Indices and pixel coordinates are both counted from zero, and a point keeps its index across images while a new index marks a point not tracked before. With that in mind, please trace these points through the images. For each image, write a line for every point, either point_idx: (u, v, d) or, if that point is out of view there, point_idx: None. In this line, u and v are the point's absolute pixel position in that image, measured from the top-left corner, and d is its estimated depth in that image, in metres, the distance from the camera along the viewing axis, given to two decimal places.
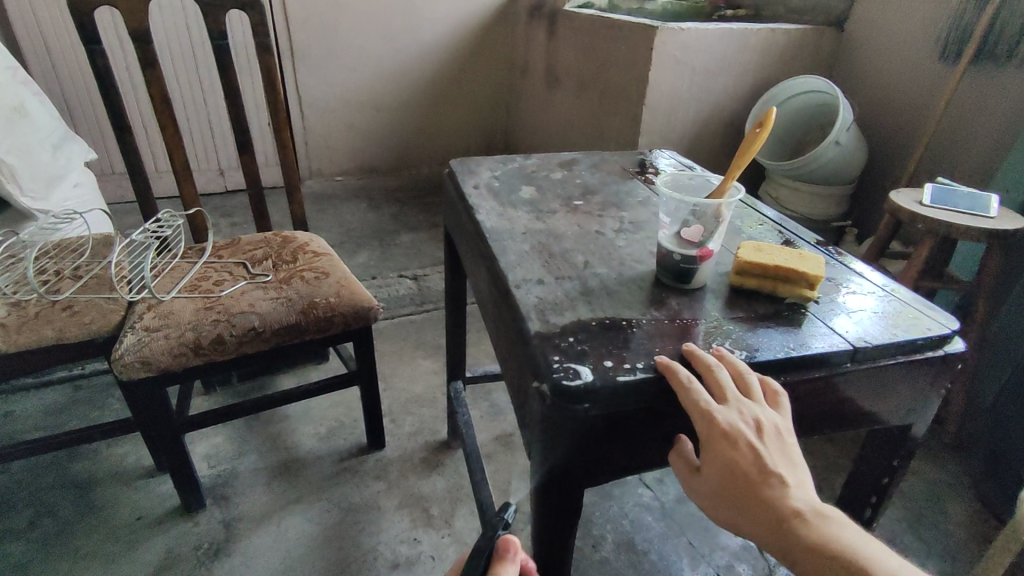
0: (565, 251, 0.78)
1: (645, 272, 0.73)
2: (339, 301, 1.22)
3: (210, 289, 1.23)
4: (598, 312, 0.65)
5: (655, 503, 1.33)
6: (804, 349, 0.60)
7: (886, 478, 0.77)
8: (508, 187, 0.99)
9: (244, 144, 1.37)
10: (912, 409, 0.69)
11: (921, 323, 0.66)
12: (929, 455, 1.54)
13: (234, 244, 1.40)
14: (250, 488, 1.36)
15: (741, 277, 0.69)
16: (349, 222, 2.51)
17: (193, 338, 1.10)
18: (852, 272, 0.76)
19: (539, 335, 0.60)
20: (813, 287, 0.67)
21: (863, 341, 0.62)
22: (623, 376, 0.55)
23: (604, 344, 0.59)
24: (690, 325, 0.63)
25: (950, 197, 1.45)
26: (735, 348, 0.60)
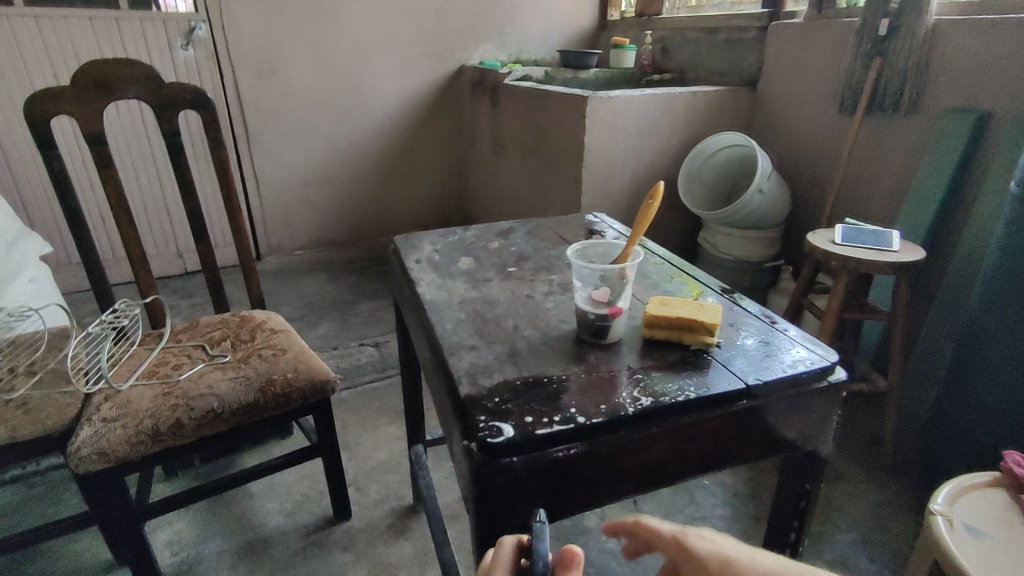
0: (497, 316, 0.86)
1: (568, 331, 0.81)
2: (296, 375, 1.27)
3: (168, 374, 1.26)
4: (523, 371, 0.72)
5: (618, 549, 1.37)
6: (704, 390, 0.68)
7: (803, 501, 0.83)
8: (448, 259, 1.07)
9: (199, 231, 1.43)
10: (812, 436, 0.77)
11: (807, 359, 0.75)
12: (874, 476, 1.63)
13: (192, 327, 1.44)
14: (214, 573, 1.34)
15: (650, 330, 0.77)
16: (310, 294, 2.56)
17: (151, 426, 1.12)
18: (752, 317, 0.85)
19: (468, 398, 0.67)
20: (712, 334, 0.75)
21: (755, 380, 0.70)
22: (541, 429, 0.62)
23: (526, 401, 0.66)
24: (605, 377, 0.71)
25: (858, 236, 1.60)
26: (643, 394, 0.68)
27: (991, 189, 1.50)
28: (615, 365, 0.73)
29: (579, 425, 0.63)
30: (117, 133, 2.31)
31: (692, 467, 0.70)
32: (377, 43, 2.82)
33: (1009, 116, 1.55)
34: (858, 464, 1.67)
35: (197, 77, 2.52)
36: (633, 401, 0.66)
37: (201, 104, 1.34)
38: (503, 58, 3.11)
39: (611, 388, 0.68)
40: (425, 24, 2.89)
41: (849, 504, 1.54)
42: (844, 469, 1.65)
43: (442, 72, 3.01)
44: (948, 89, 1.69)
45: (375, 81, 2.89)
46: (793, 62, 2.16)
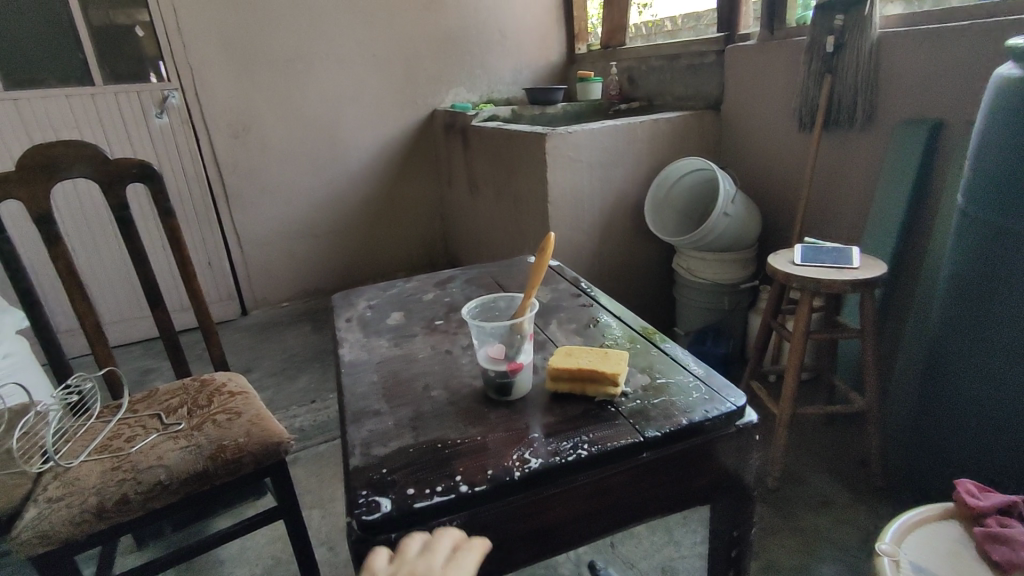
0: (411, 376, 0.85)
1: (478, 388, 0.80)
2: (248, 439, 1.26)
3: (121, 447, 1.26)
4: (420, 437, 0.71)
5: None
6: (599, 447, 0.66)
7: (735, 551, 0.79)
8: (379, 315, 1.07)
9: (155, 299, 1.45)
10: (730, 482, 0.74)
11: (714, 403, 0.73)
12: (861, 502, 1.56)
13: (151, 395, 1.45)
14: None
15: (555, 382, 0.76)
16: (293, 346, 2.57)
17: (96, 503, 1.12)
18: (670, 361, 0.84)
19: (356, 470, 0.66)
20: (616, 383, 0.74)
21: (654, 431, 0.68)
22: (420, 501, 0.60)
23: (414, 471, 0.65)
24: (501, 437, 0.69)
25: (819, 255, 1.58)
26: (534, 455, 0.66)
27: (944, 216, 1.55)
28: (516, 422, 0.72)
29: (462, 494, 0.61)
30: (67, 213, 2.33)
31: (595, 525, 0.68)
32: (348, 95, 2.89)
33: (962, 123, 1.52)
34: (845, 489, 1.61)
35: (173, 143, 2.59)
36: (523, 463, 0.64)
37: (148, 176, 1.37)
38: (475, 99, 3.16)
39: (503, 451, 0.67)
40: (395, 73, 2.95)
41: (835, 533, 1.48)
42: (829, 495, 1.60)
43: (415, 117, 3.07)
44: (900, 101, 1.67)
45: (349, 132, 2.94)
46: (751, 83, 2.16)
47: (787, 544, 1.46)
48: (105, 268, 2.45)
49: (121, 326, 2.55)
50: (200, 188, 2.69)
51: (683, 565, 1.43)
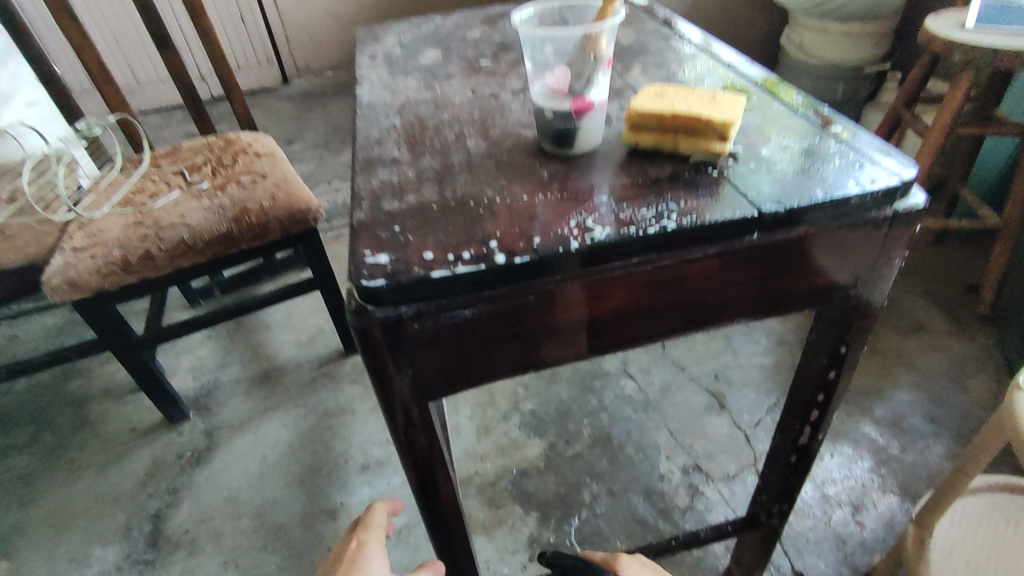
0: (441, 124, 0.65)
1: (530, 140, 0.59)
2: (274, 205, 1.13)
3: (144, 201, 1.15)
4: (447, 191, 0.53)
5: (638, 395, 1.31)
6: (695, 220, 0.47)
7: (833, 372, 0.63)
8: (410, 53, 0.83)
9: (160, 37, 1.24)
10: (860, 282, 0.54)
11: (866, 172, 0.50)
12: (956, 328, 1.38)
13: (174, 150, 1.29)
14: (230, 398, 1.40)
15: (635, 133, 0.55)
16: (337, 119, 2.37)
17: (120, 257, 1.05)
18: (801, 116, 0.59)
19: (362, 226, 0.50)
20: (724, 139, 0.52)
21: (776, 205, 0.48)
22: (437, 271, 0.44)
23: (435, 231, 0.48)
24: (555, 199, 0.51)
25: (1001, 17, 1.18)
26: (598, 225, 0.47)
27: None
28: (577, 183, 0.52)
29: (495, 266, 0.44)
30: None
31: (668, 323, 0.52)
32: None
33: None
34: (940, 313, 1.42)
35: None
36: (582, 233, 0.46)
37: None
38: None
39: (557, 216, 0.48)
40: None
41: (920, 358, 1.33)
42: (920, 317, 1.42)
43: None
44: None
45: None
46: None
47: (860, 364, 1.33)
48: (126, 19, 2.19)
49: (158, 89, 2.39)
50: None
51: (738, 375, 1.34)
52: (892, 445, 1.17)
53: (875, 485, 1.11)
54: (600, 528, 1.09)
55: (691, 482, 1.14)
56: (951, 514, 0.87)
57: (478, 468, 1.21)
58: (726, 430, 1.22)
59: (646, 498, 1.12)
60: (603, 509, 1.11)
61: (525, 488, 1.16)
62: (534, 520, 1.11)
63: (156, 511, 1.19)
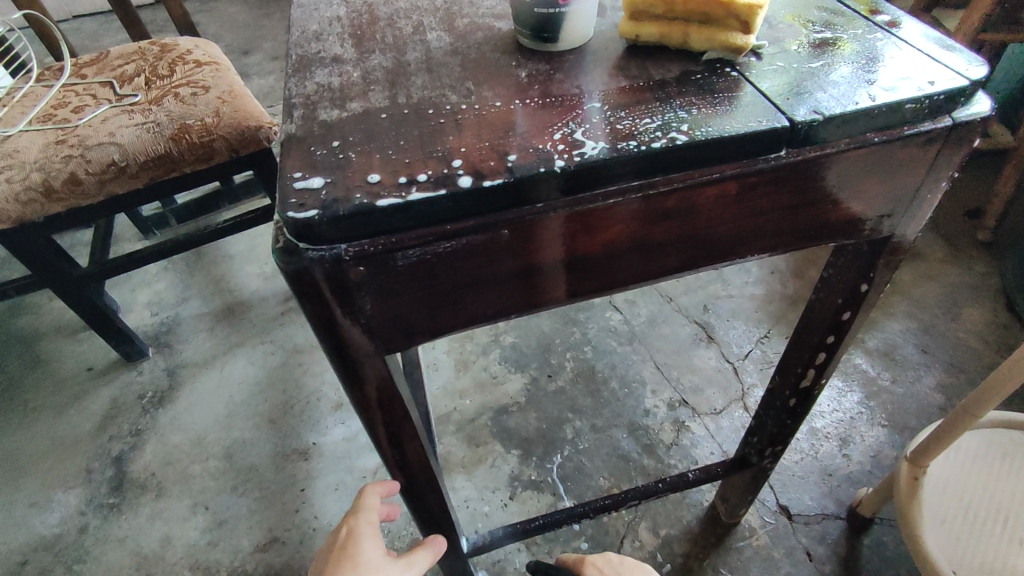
0: (396, 14, 0.52)
1: (505, 33, 0.48)
2: (217, 121, 0.99)
3: (67, 115, 1.00)
4: (400, 96, 0.42)
5: (623, 327, 1.25)
6: (711, 131, 0.37)
7: (849, 312, 0.56)
8: None
9: None
10: (898, 209, 0.45)
11: (923, 71, 0.40)
12: (954, 255, 1.33)
13: (101, 58, 1.12)
14: (192, 334, 1.32)
15: (635, 23, 0.44)
16: None
17: (41, 181, 0.92)
18: (839, 4, 0.48)
19: (291, 141, 0.39)
20: (748, 28, 0.41)
21: (813, 114, 0.38)
22: (385, 199, 0.34)
23: (387, 148, 0.38)
24: (536, 106, 0.40)
25: None
26: (590, 139, 0.37)
27: None
28: (562, 86, 0.42)
29: (459, 191, 0.35)
30: None
31: (672, 260, 0.43)
32: None
33: None
34: (938, 240, 1.36)
35: None
36: (570, 148, 0.37)
37: None
38: None
39: (539, 127, 0.38)
40: None
41: (915, 287, 1.28)
42: (917, 244, 1.35)
43: None
44: None
45: None
46: None
47: None
48: None
49: None
50: None
51: (728, 305, 1.28)
52: (882, 376, 1.14)
53: (864, 418, 1.09)
54: (583, 465, 1.05)
55: (677, 416, 1.10)
56: (950, 450, 0.84)
57: (457, 405, 1.15)
58: (714, 363, 1.18)
59: (631, 434, 1.09)
60: (586, 445, 1.08)
61: (505, 425, 1.12)
62: (515, 458, 1.07)
63: (119, 453, 1.13)
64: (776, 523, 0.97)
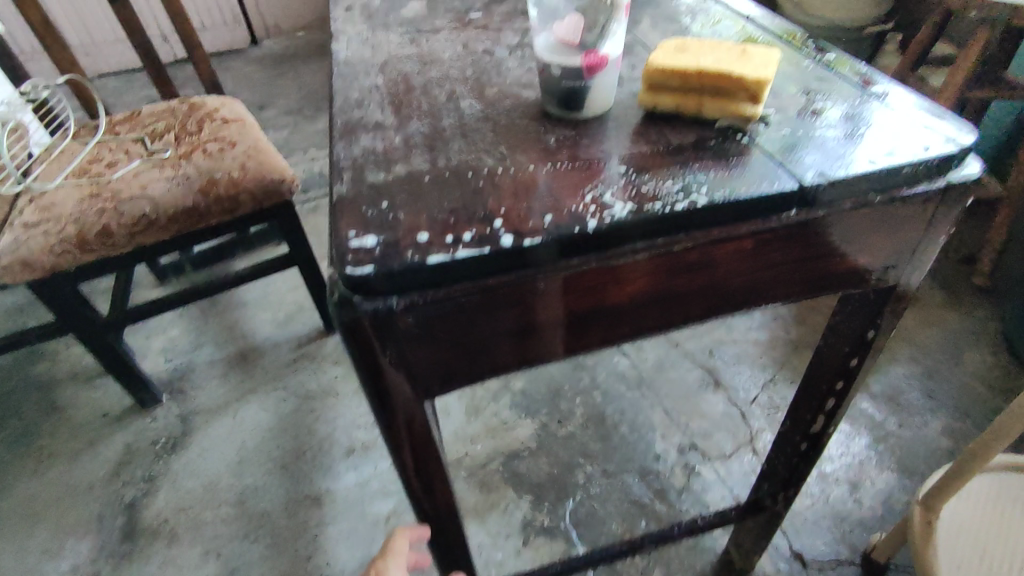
0: (430, 83, 0.57)
1: (532, 102, 0.52)
2: (244, 175, 1.04)
3: (101, 171, 1.05)
4: (440, 160, 0.46)
5: (631, 371, 1.27)
6: (729, 194, 0.41)
7: (856, 359, 0.59)
8: (391, 4, 0.74)
9: None
10: (899, 261, 0.49)
11: (916, 139, 0.44)
12: (951, 300, 1.36)
13: (134, 117, 1.18)
14: (205, 381, 1.33)
15: (653, 95, 0.48)
16: (311, 82, 2.23)
17: (75, 234, 0.96)
18: (833, 76, 0.53)
19: (342, 202, 0.43)
20: (756, 100, 0.46)
21: (818, 178, 0.42)
22: (434, 256, 0.38)
23: (432, 209, 0.41)
24: (566, 170, 0.44)
25: None
26: (617, 200, 0.41)
27: None
28: (589, 151, 0.46)
29: (501, 249, 0.38)
30: None
31: (691, 309, 0.46)
32: None
33: None
34: (935, 286, 1.40)
35: None
36: (600, 209, 0.40)
37: None
38: None
39: (571, 189, 0.42)
40: None
41: (917, 332, 1.30)
42: (916, 290, 1.39)
43: None
44: None
45: None
46: None
47: None
48: None
49: (118, 50, 2.23)
50: None
51: (733, 350, 1.30)
52: (889, 420, 1.16)
53: (873, 462, 1.10)
54: (596, 510, 1.05)
55: (687, 462, 1.11)
56: (960, 495, 0.85)
57: (469, 450, 1.16)
58: (722, 408, 1.19)
59: (643, 480, 1.09)
60: (598, 490, 1.08)
61: (517, 470, 1.12)
62: (528, 504, 1.07)
63: (131, 500, 1.12)
64: (790, 570, 0.97)
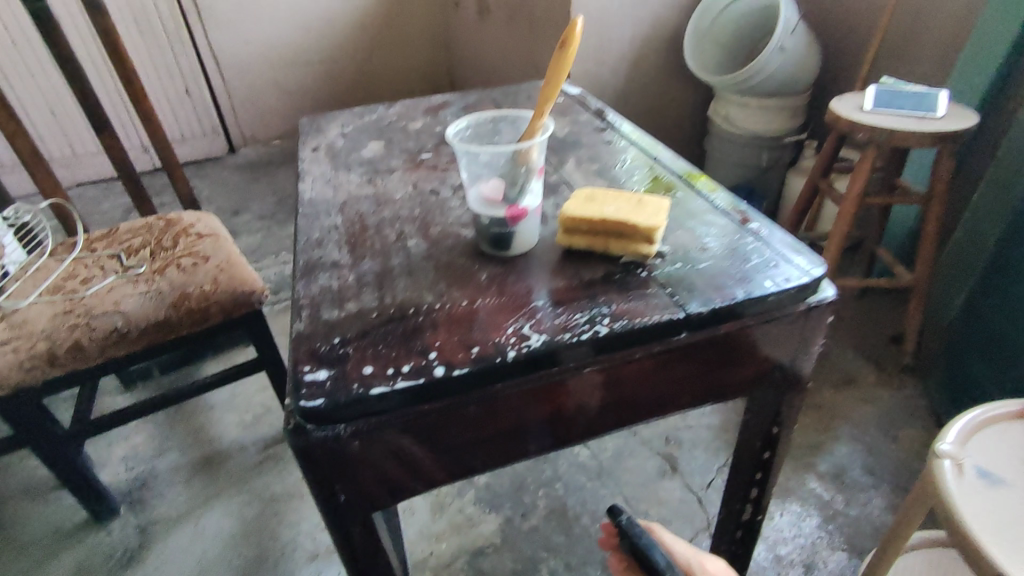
0: (383, 222, 0.66)
1: (469, 240, 0.61)
2: (215, 288, 1.11)
3: (75, 288, 1.10)
4: (388, 297, 0.54)
5: (591, 461, 1.31)
6: (627, 323, 0.49)
7: (768, 452, 0.66)
8: (352, 146, 0.85)
9: (101, 125, 1.23)
10: (785, 368, 0.57)
11: (780, 271, 0.54)
12: (885, 379, 1.46)
13: (111, 234, 1.25)
14: (167, 488, 1.32)
15: (568, 236, 0.58)
16: (283, 188, 2.35)
17: (46, 350, 1.00)
18: (719, 213, 0.63)
19: (300, 338, 0.50)
20: (651, 242, 0.55)
21: (700, 308, 0.50)
22: (376, 388, 0.44)
23: (376, 343, 0.48)
24: (494, 304, 0.52)
25: (895, 101, 1.31)
26: (533, 331, 0.49)
27: None
28: (514, 286, 0.54)
29: (434, 379, 0.45)
30: None
31: (608, 418, 0.53)
32: None
33: None
34: (869, 366, 1.50)
35: None
36: (519, 341, 0.48)
37: None
38: None
39: (497, 322, 0.50)
40: None
41: (856, 411, 1.39)
42: (853, 371, 1.49)
43: None
44: None
45: None
46: None
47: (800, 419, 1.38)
48: (59, 91, 2.15)
49: (97, 162, 2.33)
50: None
51: (688, 436, 1.36)
52: (836, 499, 1.21)
53: (824, 542, 1.14)
54: None
55: None
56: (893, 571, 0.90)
57: (433, 549, 1.17)
58: (679, 494, 1.24)
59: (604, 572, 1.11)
60: None
61: (480, 568, 1.13)
62: None
63: None
64: None
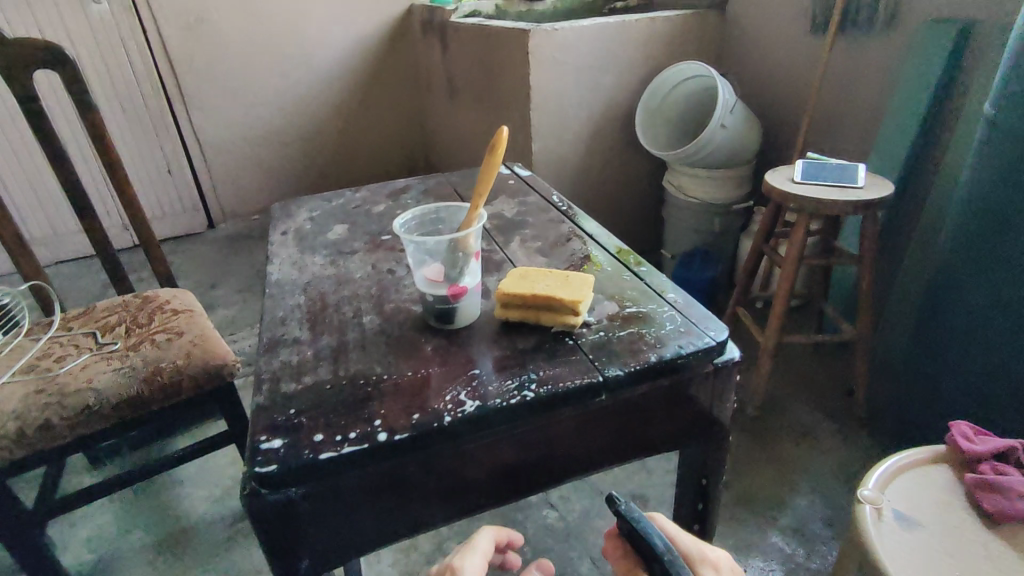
0: (342, 300, 0.73)
1: (418, 316, 0.68)
2: (188, 362, 1.15)
3: (49, 366, 1.13)
4: (341, 370, 0.60)
5: (559, 524, 1.33)
6: (553, 387, 0.55)
7: (702, 503, 0.72)
8: (319, 229, 0.92)
9: (83, 211, 1.29)
10: (704, 422, 0.64)
11: (688, 337, 0.61)
12: (839, 431, 1.52)
13: (88, 312, 1.30)
14: (132, 568, 1.30)
15: (505, 310, 0.65)
16: (261, 261, 2.41)
17: (15, 429, 1.02)
18: (643, 286, 0.71)
19: (259, 410, 0.55)
20: (576, 314, 0.62)
21: (617, 372, 0.57)
22: (325, 453, 0.50)
23: (328, 412, 0.54)
24: (437, 373, 0.58)
25: (821, 174, 1.44)
26: (469, 397, 0.55)
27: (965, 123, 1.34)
28: (456, 356, 0.61)
29: (378, 444, 0.50)
30: None
31: (543, 474, 0.58)
32: None
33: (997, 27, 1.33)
34: (824, 419, 1.56)
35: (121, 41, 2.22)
36: (455, 406, 0.54)
37: (55, 65, 1.18)
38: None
39: (438, 390, 0.56)
40: None
41: (813, 464, 1.44)
42: (809, 424, 1.55)
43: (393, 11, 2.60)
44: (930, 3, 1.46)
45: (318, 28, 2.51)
46: None
47: (760, 473, 1.43)
48: (44, 176, 2.24)
49: (77, 241, 2.39)
50: (151, 83, 2.32)
51: (652, 494, 1.39)
52: (797, 552, 1.24)
53: None
54: None
55: None
56: None
57: None
58: None
59: None
60: None
61: None
62: None
63: None
64: None
